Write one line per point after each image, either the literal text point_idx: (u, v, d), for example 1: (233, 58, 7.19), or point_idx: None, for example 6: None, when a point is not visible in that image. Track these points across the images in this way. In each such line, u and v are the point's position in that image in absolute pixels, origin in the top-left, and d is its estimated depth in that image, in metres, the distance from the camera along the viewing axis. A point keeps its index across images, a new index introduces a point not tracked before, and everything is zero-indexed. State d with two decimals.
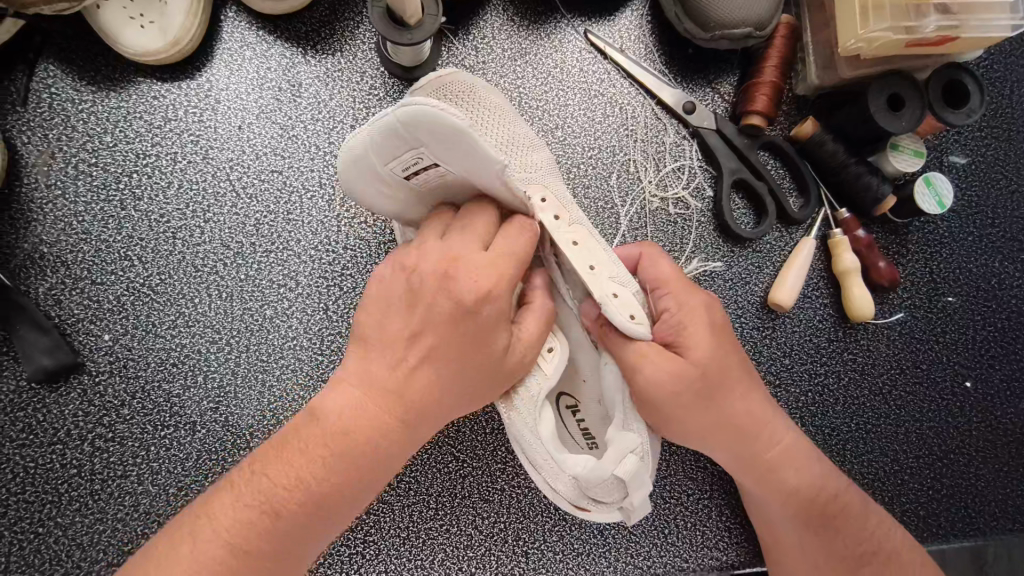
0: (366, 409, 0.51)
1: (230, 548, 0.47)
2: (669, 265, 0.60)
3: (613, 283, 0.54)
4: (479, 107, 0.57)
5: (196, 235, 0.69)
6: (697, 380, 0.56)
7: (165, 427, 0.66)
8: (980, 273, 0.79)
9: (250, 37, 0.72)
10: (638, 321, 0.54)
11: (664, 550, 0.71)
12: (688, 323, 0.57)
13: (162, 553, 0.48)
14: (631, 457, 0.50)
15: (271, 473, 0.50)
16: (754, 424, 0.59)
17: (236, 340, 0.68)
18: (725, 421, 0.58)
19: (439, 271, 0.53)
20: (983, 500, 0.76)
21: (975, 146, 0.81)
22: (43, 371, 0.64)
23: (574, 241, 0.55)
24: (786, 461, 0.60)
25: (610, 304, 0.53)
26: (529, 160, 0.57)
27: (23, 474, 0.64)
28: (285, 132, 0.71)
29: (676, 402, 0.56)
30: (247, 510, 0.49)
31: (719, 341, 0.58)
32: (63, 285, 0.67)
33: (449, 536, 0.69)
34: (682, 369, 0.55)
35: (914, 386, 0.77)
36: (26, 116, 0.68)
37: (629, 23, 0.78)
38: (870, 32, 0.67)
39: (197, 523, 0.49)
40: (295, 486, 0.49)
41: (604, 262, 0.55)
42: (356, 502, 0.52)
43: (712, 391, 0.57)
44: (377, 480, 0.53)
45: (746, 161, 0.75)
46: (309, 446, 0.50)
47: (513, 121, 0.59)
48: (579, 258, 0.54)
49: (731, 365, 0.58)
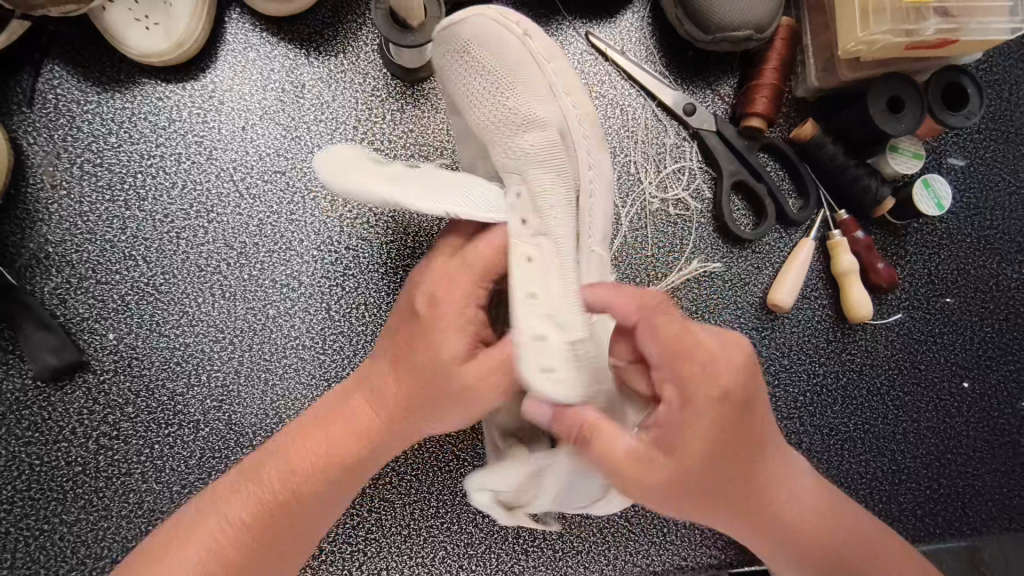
0: (345, 406, 0.57)
1: (212, 535, 0.54)
2: (672, 327, 0.50)
3: (546, 323, 0.53)
4: (472, 69, 0.61)
5: (200, 235, 0.69)
6: (687, 485, 0.49)
7: (169, 426, 0.67)
8: (978, 274, 0.80)
9: (253, 39, 0.72)
10: (559, 377, 0.51)
11: (663, 549, 0.71)
12: (693, 422, 0.48)
13: (169, 539, 0.54)
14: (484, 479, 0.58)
15: (268, 453, 0.57)
16: (752, 496, 0.54)
17: (239, 338, 0.68)
18: (720, 503, 0.52)
19: (412, 289, 0.58)
20: (980, 500, 0.77)
21: (974, 148, 0.81)
22: (48, 370, 0.65)
23: (529, 257, 0.55)
24: (779, 514, 0.56)
25: (526, 346, 0.52)
26: (517, 146, 0.60)
27: (28, 472, 0.65)
28: (288, 133, 0.72)
29: (670, 496, 0.50)
30: (238, 489, 0.55)
31: (723, 439, 0.49)
32: (68, 284, 0.67)
33: (450, 534, 0.69)
34: (674, 468, 0.49)
35: (912, 386, 0.78)
36: (31, 117, 0.69)
37: (630, 25, 0.78)
38: (870, 35, 0.67)
39: (196, 515, 0.55)
40: (276, 469, 0.55)
41: (551, 298, 0.54)
42: (339, 492, 0.56)
43: (706, 489, 0.50)
44: (359, 472, 0.57)
45: (746, 162, 0.76)
46: (300, 434, 0.57)
47: (521, 82, 0.60)
48: (523, 279, 0.54)
49: (737, 454, 0.51)
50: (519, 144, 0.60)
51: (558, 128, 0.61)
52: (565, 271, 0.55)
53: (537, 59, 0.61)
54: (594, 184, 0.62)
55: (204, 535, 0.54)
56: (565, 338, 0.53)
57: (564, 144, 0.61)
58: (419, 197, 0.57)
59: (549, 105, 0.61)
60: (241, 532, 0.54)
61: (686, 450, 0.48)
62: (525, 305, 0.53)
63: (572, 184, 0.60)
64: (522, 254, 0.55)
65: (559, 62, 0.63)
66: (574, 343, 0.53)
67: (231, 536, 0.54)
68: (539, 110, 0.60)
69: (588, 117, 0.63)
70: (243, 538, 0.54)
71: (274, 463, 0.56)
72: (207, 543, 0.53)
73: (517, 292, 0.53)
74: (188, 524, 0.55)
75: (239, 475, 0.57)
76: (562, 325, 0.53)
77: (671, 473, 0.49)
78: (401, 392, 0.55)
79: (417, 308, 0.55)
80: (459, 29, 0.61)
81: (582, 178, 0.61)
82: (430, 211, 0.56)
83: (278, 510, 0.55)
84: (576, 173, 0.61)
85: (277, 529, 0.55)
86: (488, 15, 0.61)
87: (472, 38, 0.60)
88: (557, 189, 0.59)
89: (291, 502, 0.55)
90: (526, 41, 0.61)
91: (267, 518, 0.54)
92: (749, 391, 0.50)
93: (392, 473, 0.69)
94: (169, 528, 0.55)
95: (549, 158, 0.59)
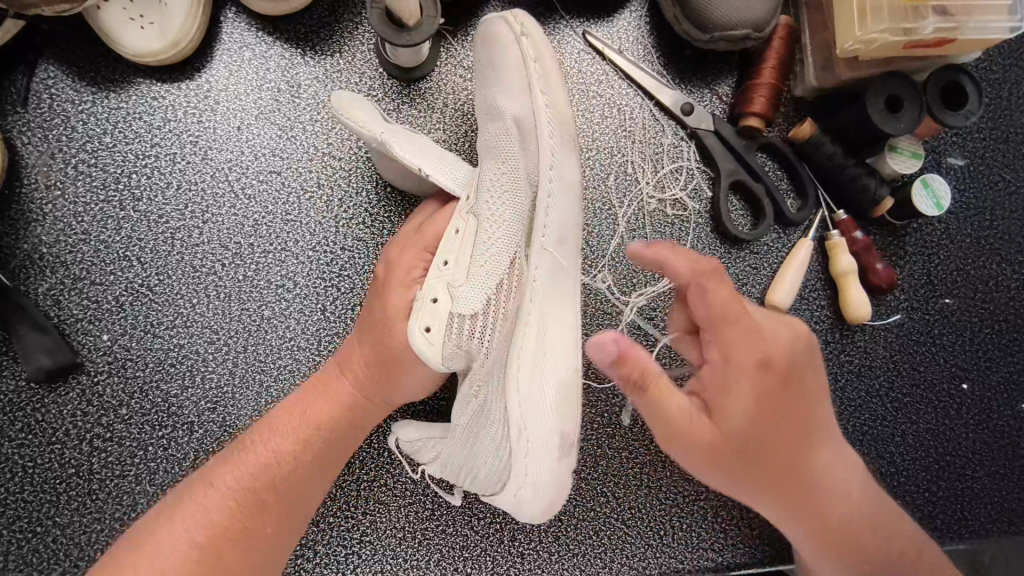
0: (319, 379, 0.61)
1: (203, 507, 0.53)
2: (718, 293, 0.53)
3: (445, 291, 0.58)
4: (483, 62, 0.63)
5: (194, 236, 0.69)
6: (734, 453, 0.51)
7: (163, 427, 0.67)
8: (977, 275, 0.79)
9: (249, 38, 0.72)
10: (431, 339, 0.57)
11: (660, 551, 0.71)
12: (733, 386, 0.51)
13: (159, 521, 0.53)
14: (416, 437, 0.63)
15: (253, 431, 0.58)
16: (800, 479, 0.54)
17: (234, 340, 0.68)
18: (767, 480, 0.53)
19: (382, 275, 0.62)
20: (979, 502, 0.76)
21: (974, 148, 0.81)
22: (42, 372, 0.64)
23: (456, 229, 0.60)
24: (829, 503, 0.56)
25: (421, 306, 0.58)
26: (494, 140, 0.61)
27: (22, 473, 0.65)
28: (283, 133, 0.71)
29: (719, 460, 0.52)
30: (224, 464, 0.56)
31: (763, 406, 0.51)
32: (63, 285, 0.67)
33: (445, 536, 0.69)
34: (719, 433, 0.51)
35: (912, 388, 0.77)
36: (25, 117, 0.68)
37: (627, 24, 0.78)
38: (868, 34, 0.67)
39: (183, 497, 0.54)
40: (261, 436, 0.57)
41: (459, 270, 0.59)
42: (322, 458, 0.58)
43: (755, 461, 0.52)
44: (340, 436, 0.59)
45: (744, 162, 0.75)
46: (281, 409, 0.59)
47: (500, 78, 0.61)
48: (444, 249, 0.60)
49: (783, 426, 0.52)
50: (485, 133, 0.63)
51: (515, 119, 0.60)
52: (486, 247, 0.59)
53: (525, 57, 0.60)
54: (554, 184, 0.57)
55: (195, 505, 0.53)
56: (455, 306, 0.58)
57: (525, 140, 0.59)
58: (407, 150, 0.62)
59: (520, 99, 0.60)
60: (232, 499, 0.54)
61: (728, 413, 0.51)
62: (437, 272, 0.60)
63: (523, 182, 0.59)
64: (452, 226, 0.61)
65: (549, 62, 0.60)
66: (477, 313, 0.58)
67: (222, 503, 0.53)
68: (502, 103, 0.61)
69: (562, 118, 0.59)
70: (233, 514, 0.53)
71: (260, 432, 0.57)
72: (198, 513, 0.53)
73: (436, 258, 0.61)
74: (177, 503, 0.54)
75: (224, 455, 0.57)
76: (458, 295, 0.58)
77: (716, 436, 0.51)
78: (369, 354, 0.60)
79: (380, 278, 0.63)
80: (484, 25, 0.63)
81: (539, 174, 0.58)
82: (409, 161, 0.61)
83: (266, 474, 0.55)
84: (528, 169, 0.59)
85: (267, 496, 0.55)
86: (495, 16, 0.62)
87: (483, 33, 0.63)
88: (501, 179, 0.60)
89: (277, 476, 0.55)
90: (520, 43, 0.60)
91: (254, 493, 0.54)
92: (791, 365, 0.53)
93: (388, 475, 0.69)
94: (150, 513, 0.54)
95: (502, 149, 0.61)
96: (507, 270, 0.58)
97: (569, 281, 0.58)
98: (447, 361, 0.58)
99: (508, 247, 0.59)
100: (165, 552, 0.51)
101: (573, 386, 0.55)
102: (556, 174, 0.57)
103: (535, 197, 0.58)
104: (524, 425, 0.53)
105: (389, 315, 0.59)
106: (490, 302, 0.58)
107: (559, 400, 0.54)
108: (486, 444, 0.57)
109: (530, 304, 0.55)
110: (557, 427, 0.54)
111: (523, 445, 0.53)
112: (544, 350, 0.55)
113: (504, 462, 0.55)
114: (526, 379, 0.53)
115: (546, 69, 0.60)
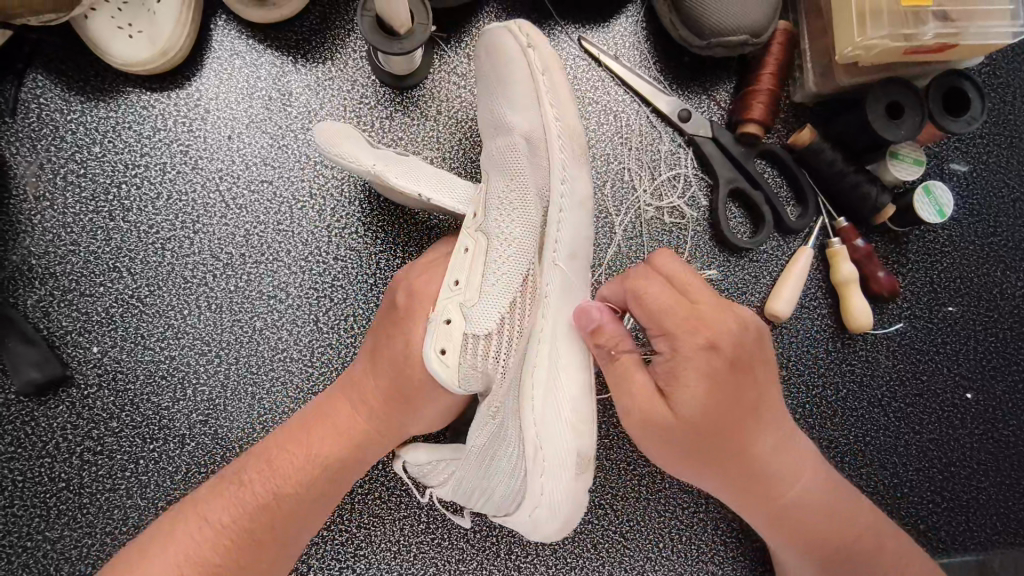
0: (324, 409, 0.58)
1: (195, 541, 0.52)
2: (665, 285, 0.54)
3: (457, 311, 0.56)
4: (485, 75, 0.63)
5: (185, 246, 0.68)
6: (680, 437, 0.51)
7: (154, 440, 0.66)
8: (982, 283, 0.78)
9: (240, 46, 0.71)
10: (448, 361, 0.55)
11: (659, 565, 0.70)
12: (684, 373, 0.51)
13: (146, 547, 0.52)
14: (422, 455, 0.62)
15: (247, 459, 0.57)
16: (751, 467, 0.53)
17: (225, 351, 0.67)
18: (717, 464, 0.53)
19: (403, 296, 0.59)
20: (984, 514, 0.75)
21: (977, 154, 0.79)
22: (31, 385, 0.64)
23: (467, 248, 0.59)
24: (785, 491, 0.55)
25: (434, 328, 0.55)
26: (501, 154, 0.61)
27: (11, 488, 0.64)
28: (275, 142, 0.70)
29: (671, 446, 0.52)
30: (215, 495, 0.54)
31: (711, 393, 0.51)
32: (52, 297, 0.66)
33: (440, 550, 0.68)
34: (668, 418, 0.51)
35: (915, 398, 0.76)
36: (14, 127, 0.68)
37: (624, 30, 0.77)
38: (868, 40, 0.66)
39: (173, 524, 0.53)
40: (257, 470, 0.55)
41: (470, 290, 0.57)
42: (324, 495, 0.56)
43: (703, 445, 0.52)
44: (344, 474, 0.57)
45: (743, 169, 0.74)
46: (280, 440, 0.57)
47: (507, 92, 0.61)
48: (455, 268, 0.58)
49: (734, 412, 0.51)
50: (491, 147, 0.63)
51: (524, 135, 0.60)
52: (498, 265, 0.58)
53: (532, 71, 0.61)
54: (565, 201, 0.58)
55: (187, 540, 0.52)
56: (469, 327, 0.56)
57: (535, 155, 0.60)
58: (403, 176, 0.62)
59: (528, 114, 0.60)
60: (225, 536, 0.52)
61: (677, 399, 0.51)
62: (447, 293, 0.57)
63: (533, 197, 0.59)
64: (461, 244, 0.59)
65: (556, 76, 0.61)
66: (492, 333, 0.56)
67: (215, 540, 0.52)
68: (509, 117, 0.61)
69: (571, 131, 0.60)
70: (225, 552, 0.52)
71: (257, 464, 0.56)
72: (189, 549, 0.52)
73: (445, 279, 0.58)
74: (171, 526, 0.53)
75: (217, 484, 0.55)
76: (471, 316, 0.56)
77: (664, 419, 0.52)
78: (383, 387, 0.57)
79: (396, 303, 0.59)
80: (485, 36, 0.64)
81: (550, 190, 0.58)
82: (407, 187, 0.61)
83: (263, 512, 0.53)
84: (538, 184, 0.59)
85: (264, 534, 0.53)
86: (500, 27, 0.62)
87: (484, 46, 0.63)
88: (510, 195, 0.60)
89: (276, 513, 0.54)
90: (526, 55, 0.61)
91: (250, 530, 0.53)
92: (740, 352, 0.52)
93: (382, 488, 0.68)
94: (142, 540, 0.54)
95: (511, 164, 0.61)
96: (520, 287, 0.57)
97: (578, 297, 0.58)
98: (463, 384, 0.56)
99: (520, 263, 0.58)
100: None
101: (587, 404, 0.55)
102: (566, 191, 0.58)
103: (546, 212, 0.59)
104: (538, 446, 0.53)
105: (406, 347, 0.57)
106: (503, 321, 0.56)
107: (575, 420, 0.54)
108: (501, 466, 0.56)
109: (543, 321, 0.56)
110: (574, 446, 0.53)
111: (538, 465, 0.53)
112: (557, 369, 0.55)
113: (518, 483, 0.55)
114: (542, 400, 0.54)
115: (553, 80, 0.61)
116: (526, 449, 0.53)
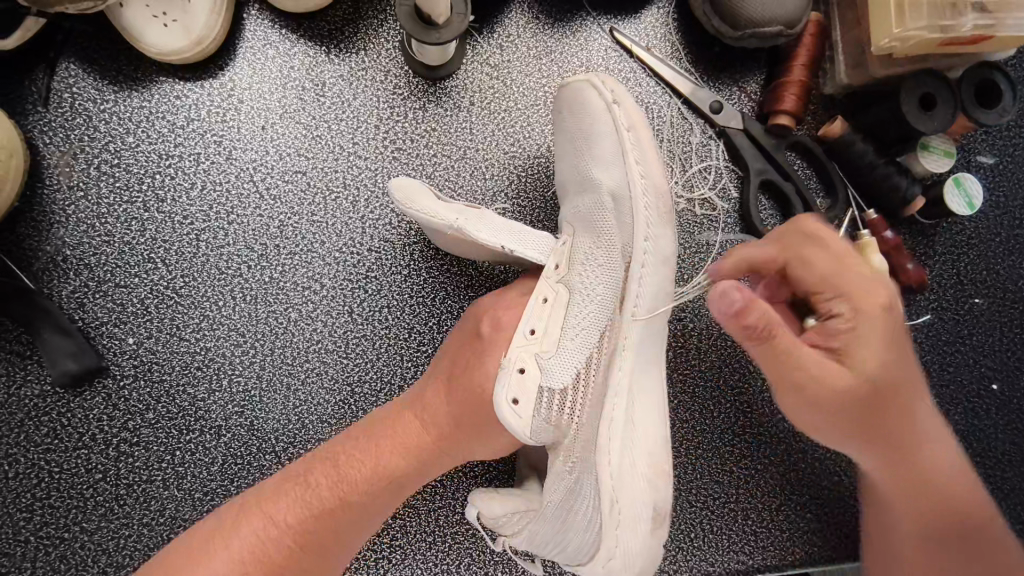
0: (391, 425, 0.57)
1: (267, 526, 0.52)
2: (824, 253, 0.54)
3: (532, 362, 0.56)
4: (568, 130, 0.65)
5: (220, 237, 0.68)
6: (855, 391, 0.52)
7: (190, 432, 0.66)
8: (1008, 275, 0.79)
9: (272, 36, 0.71)
10: (520, 413, 0.54)
11: (690, 555, 0.70)
12: (861, 333, 0.52)
13: (219, 531, 0.52)
14: (496, 506, 0.59)
15: (316, 461, 0.56)
16: (894, 420, 0.54)
17: (260, 343, 0.67)
18: (869, 422, 0.54)
19: (486, 323, 0.59)
20: (1010, 502, 0.76)
21: (1004, 146, 0.80)
22: (67, 376, 0.63)
23: (545, 298, 0.59)
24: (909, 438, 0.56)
25: (508, 376, 0.55)
26: (588, 212, 0.62)
27: (48, 480, 0.64)
28: (308, 132, 0.70)
29: (836, 401, 0.52)
30: (289, 483, 0.55)
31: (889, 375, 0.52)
32: (87, 288, 0.66)
33: (475, 540, 0.68)
34: (836, 378, 0.51)
35: (942, 389, 0.76)
36: (47, 116, 0.67)
37: (655, 21, 0.77)
38: (906, 31, 0.66)
39: (251, 505, 0.54)
40: (329, 474, 0.55)
41: (548, 340, 0.58)
42: (379, 508, 0.56)
43: (869, 401, 0.52)
44: (400, 493, 0.57)
45: (773, 161, 0.74)
46: (356, 443, 0.57)
47: (591, 149, 0.63)
48: (537, 313, 0.58)
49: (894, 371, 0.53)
50: (577, 204, 0.64)
51: (611, 193, 0.61)
52: (580, 319, 0.58)
53: (617, 127, 0.63)
54: (649, 256, 0.58)
55: (243, 534, 0.52)
56: (544, 379, 0.56)
57: (621, 214, 0.61)
58: (485, 229, 0.61)
59: (612, 171, 0.62)
60: (289, 538, 0.52)
61: (852, 356, 0.51)
62: (522, 341, 0.57)
63: (618, 254, 0.60)
64: (541, 292, 0.59)
65: (641, 133, 0.63)
66: (567, 388, 0.57)
67: (282, 533, 0.52)
68: (596, 175, 0.62)
69: (656, 188, 0.61)
70: (285, 539, 0.52)
71: (328, 465, 0.55)
72: (248, 548, 0.51)
73: (522, 326, 0.58)
74: (238, 515, 0.53)
75: (305, 464, 0.56)
76: (547, 367, 0.57)
77: (845, 381, 0.51)
78: (455, 413, 0.56)
79: (478, 331, 0.59)
80: (570, 85, 0.66)
81: (632, 246, 0.59)
82: (493, 241, 0.60)
83: (326, 517, 0.53)
84: (623, 239, 0.60)
85: (318, 536, 0.53)
86: (581, 83, 0.65)
87: (568, 102, 0.65)
88: (597, 253, 0.61)
89: (331, 517, 0.54)
90: (611, 110, 0.63)
91: (310, 525, 0.53)
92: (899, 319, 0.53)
93: None
94: (200, 533, 0.53)
95: (600, 226, 0.61)
96: (597, 343, 0.58)
97: (656, 343, 0.59)
98: (535, 436, 0.56)
99: (599, 318, 0.58)
100: (224, 560, 0.51)
101: (661, 453, 0.57)
102: (650, 247, 0.58)
103: (628, 265, 0.59)
104: (616, 498, 0.53)
105: (486, 378, 0.56)
106: (580, 377, 0.57)
107: (650, 472, 0.55)
108: (577, 517, 0.56)
109: (621, 372, 0.55)
110: (650, 501, 0.54)
111: (614, 518, 0.53)
112: (633, 422, 0.56)
113: (593, 535, 0.55)
114: (619, 453, 0.54)
115: (641, 129, 0.64)
116: (602, 503, 0.53)
